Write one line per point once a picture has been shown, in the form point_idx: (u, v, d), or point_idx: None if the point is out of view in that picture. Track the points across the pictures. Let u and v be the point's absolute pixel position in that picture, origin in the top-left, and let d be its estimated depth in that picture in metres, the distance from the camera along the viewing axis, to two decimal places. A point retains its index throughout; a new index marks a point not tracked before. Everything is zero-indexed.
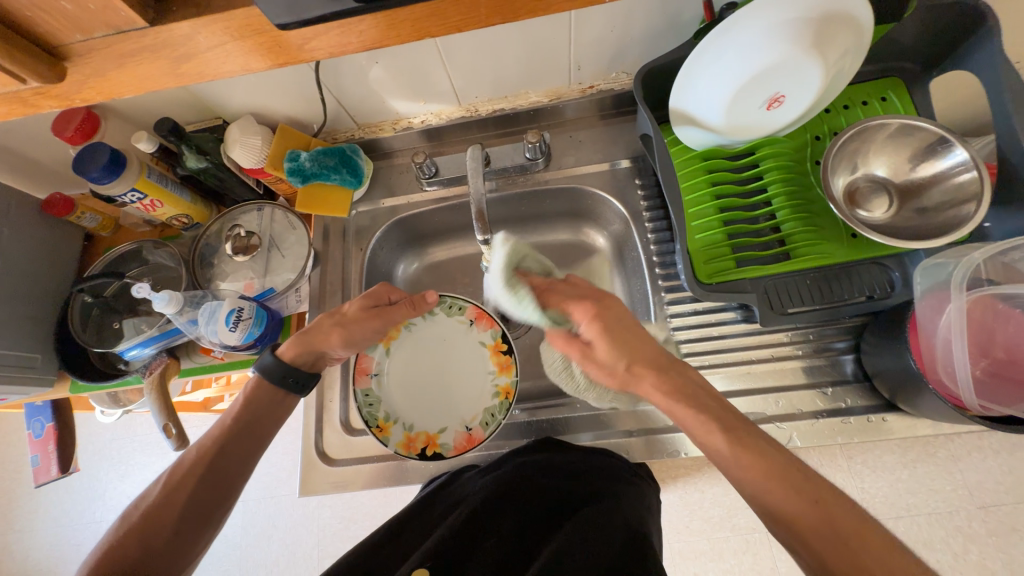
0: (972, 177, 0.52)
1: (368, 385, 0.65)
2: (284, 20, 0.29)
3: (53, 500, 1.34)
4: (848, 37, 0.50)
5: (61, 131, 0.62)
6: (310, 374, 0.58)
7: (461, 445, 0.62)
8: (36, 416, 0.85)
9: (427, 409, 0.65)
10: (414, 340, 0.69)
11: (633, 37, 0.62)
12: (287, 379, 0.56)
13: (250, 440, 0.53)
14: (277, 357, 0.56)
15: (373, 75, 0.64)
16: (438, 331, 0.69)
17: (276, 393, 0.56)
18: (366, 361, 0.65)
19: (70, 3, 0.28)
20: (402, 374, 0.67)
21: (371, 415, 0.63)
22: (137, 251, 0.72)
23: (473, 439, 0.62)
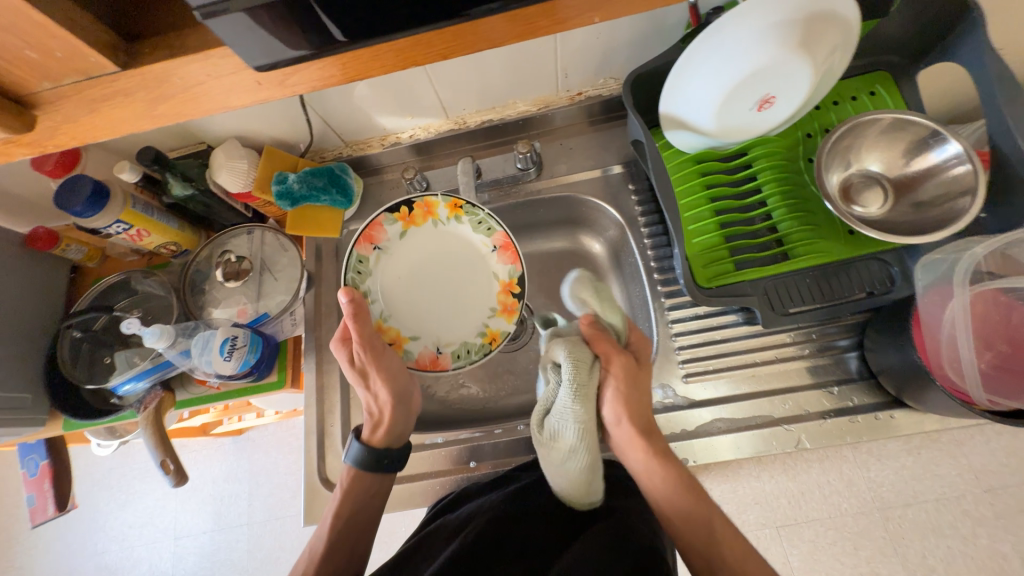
0: (967, 169, 0.51)
1: (449, 356, 0.65)
2: (260, 62, 0.28)
3: (52, 535, 1.31)
4: (836, 35, 0.50)
5: (40, 166, 0.60)
6: (400, 449, 0.59)
7: (512, 258, 0.65)
8: (30, 455, 0.83)
9: (465, 285, 0.67)
10: (398, 304, 0.66)
11: (619, 42, 0.61)
12: (382, 463, 0.57)
13: (365, 513, 0.57)
14: (365, 446, 0.57)
15: (358, 93, 0.63)
16: (389, 285, 0.66)
17: (374, 479, 0.57)
18: (423, 358, 0.64)
19: (35, 52, 0.27)
20: (435, 324, 0.66)
21: (478, 347, 0.65)
22: (125, 282, 0.71)
23: (504, 242, 0.65)
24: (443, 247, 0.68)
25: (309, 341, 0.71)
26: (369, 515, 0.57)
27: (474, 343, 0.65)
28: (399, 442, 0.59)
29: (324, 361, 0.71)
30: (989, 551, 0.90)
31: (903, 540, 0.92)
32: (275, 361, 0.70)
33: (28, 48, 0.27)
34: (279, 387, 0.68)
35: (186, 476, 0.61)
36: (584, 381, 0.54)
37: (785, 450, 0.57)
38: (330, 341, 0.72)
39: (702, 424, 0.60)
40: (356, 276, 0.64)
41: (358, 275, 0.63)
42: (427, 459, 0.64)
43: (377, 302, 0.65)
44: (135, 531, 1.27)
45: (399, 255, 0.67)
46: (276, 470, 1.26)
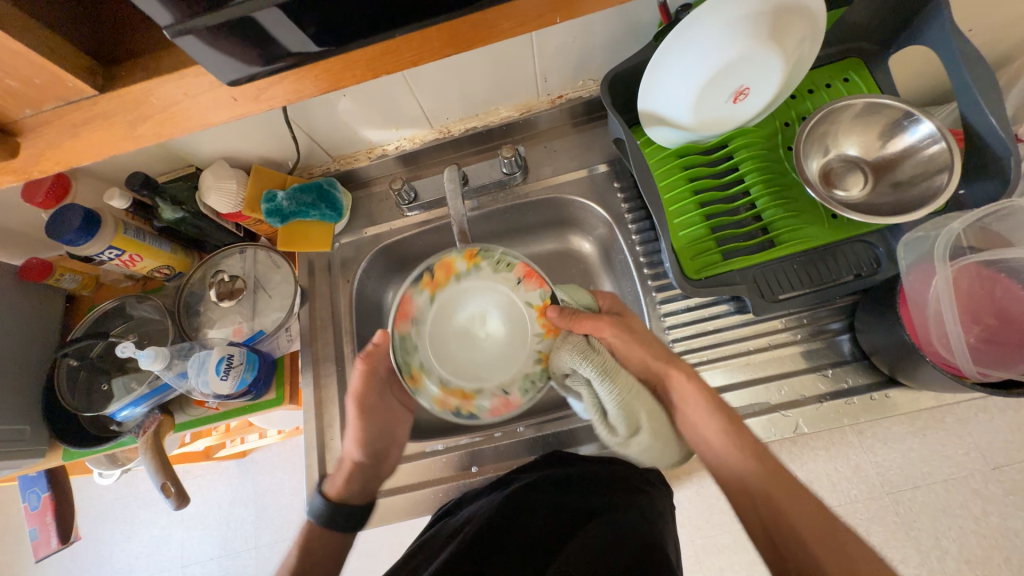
0: (941, 148, 0.53)
1: (519, 395, 0.54)
2: (233, 77, 0.29)
3: (58, 569, 1.30)
4: (803, 25, 0.51)
5: (31, 197, 0.61)
6: (359, 504, 0.57)
7: (539, 282, 0.56)
8: (32, 488, 0.82)
9: (507, 323, 0.57)
10: (452, 369, 0.55)
11: (595, 43, 0.63)
12: (337, 517, 0.56)
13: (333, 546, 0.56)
14: (325, 496, 0.57)
15: (341, 108, 0.64)
16: (435, 353, 0.56)
17: (334, 536, 0.57)
18: (499, 407, 0.53)
19: (15, 80, 0.28)
20: (493, 374, 0.55)
21: (540, 375, 0.55)
22: (119, 307, 0.71)
23: (526, 269, 0.57)
24: (474, 299, 0.58)
25: (306, 356, 0.72)
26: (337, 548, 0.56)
27: (537, 376, 0.55)
28: (358, 499, 0.57)
29: (321, 375, 0.71)
30: (1002, 530, 0.90)
31: (915, 523, 0.92)
32: (273, 378, 0.70)
33: (8, 77, 0.27)
34: (276, 404, 0.68)
35: (188, 498, 0.61)
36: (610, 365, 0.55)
37: (784, 436, 0.57)
38: (327, 355, 0.72)
39: None
40: (404, 361, 0.54)
41: (402, 355, 0.54)
42: (429, 467, 0.64)
43: (427, 372, 0.54)
44: (141, 560, 1.26)
45: (436, 322, 0.57)
46: (282, 491, 1.25)
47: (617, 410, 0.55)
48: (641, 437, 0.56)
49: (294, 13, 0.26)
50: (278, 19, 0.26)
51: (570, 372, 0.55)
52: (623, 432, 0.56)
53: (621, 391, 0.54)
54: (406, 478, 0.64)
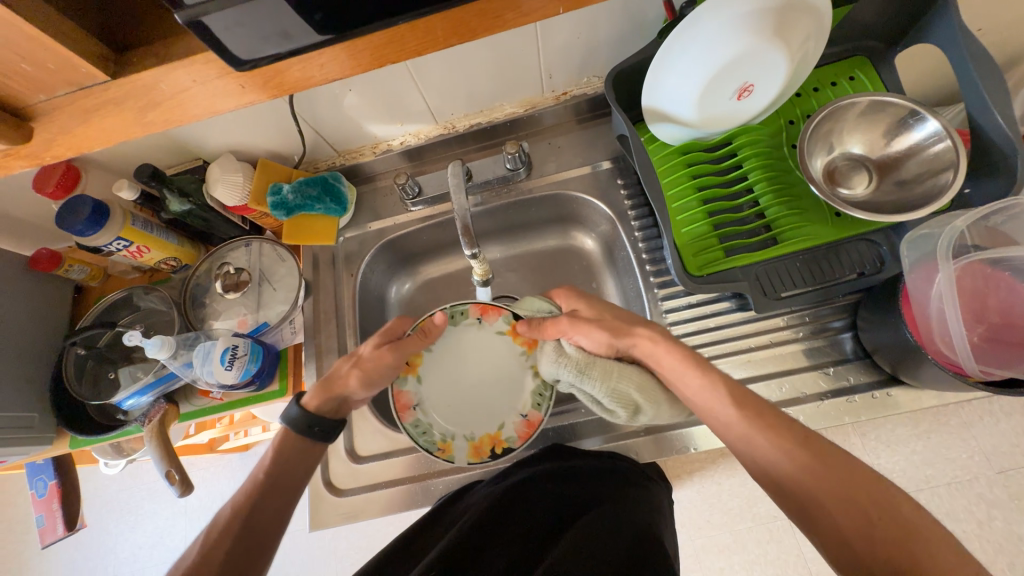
0: (946, 146, 0.52)
1: (534, 410, 0.62)
2: (240, 60, 0.29)
3: (64, 558, 1.31)
4: (808, 22, 0.51)
5: (41, 187, 0.62)
6: (337, 420, 0.56)
7: (496, 311, 0.65)
8: (39, 475, 0.83)
9: (486, 356, 0.65)
10: (471, 424, 0.62)
11: (600, 40, 0.63)
12: (313, 429, 0.55)
13: (283, 498, 0.52)
14: (302, 407, 0.56)
15: (347, 102, 0.64)
16: (449, 418, 0.63)
17: (301, 446, 0.55)
18: (524, 425, 0.61)
19: (29, 64, 0.28)
20: (501, 407, 0.63)
21: (540, 384, 0.63)
22: (127, 298, 0.72)
23: (484, 308, 0.65)
24: (449, 358, 0.65)
25: (309, 348, 0.72)
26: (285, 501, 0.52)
27: (537, 387, 0.63)
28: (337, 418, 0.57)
29: (324, 368, 0.72)
30: (1006, 534, 0.89)
31: None
32: (276, 370, 0.70)
33: (22, 61, 0.28)
34: (280, 395, 0.68)
35: (192, 486, 0.61)
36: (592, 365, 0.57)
37: None
38: (330, 347, 0.73)
39: None
40: (426, 439, 0.61)
41: (425, 434, 0.61)
42: (430, 460, 0.64)
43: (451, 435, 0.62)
44: (145, 551, 1.27)
45: (434, 398, 0.64)
46: None
47: (608, 397, 0.56)
48: (644, 413, 0.56)
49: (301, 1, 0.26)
50: (286, 6, 0.26)
51: (558, 379, 0.60)
52: (624, 413, 0.56)
53: (605, 379, 0.56)
54: (408, 470, 0.64)
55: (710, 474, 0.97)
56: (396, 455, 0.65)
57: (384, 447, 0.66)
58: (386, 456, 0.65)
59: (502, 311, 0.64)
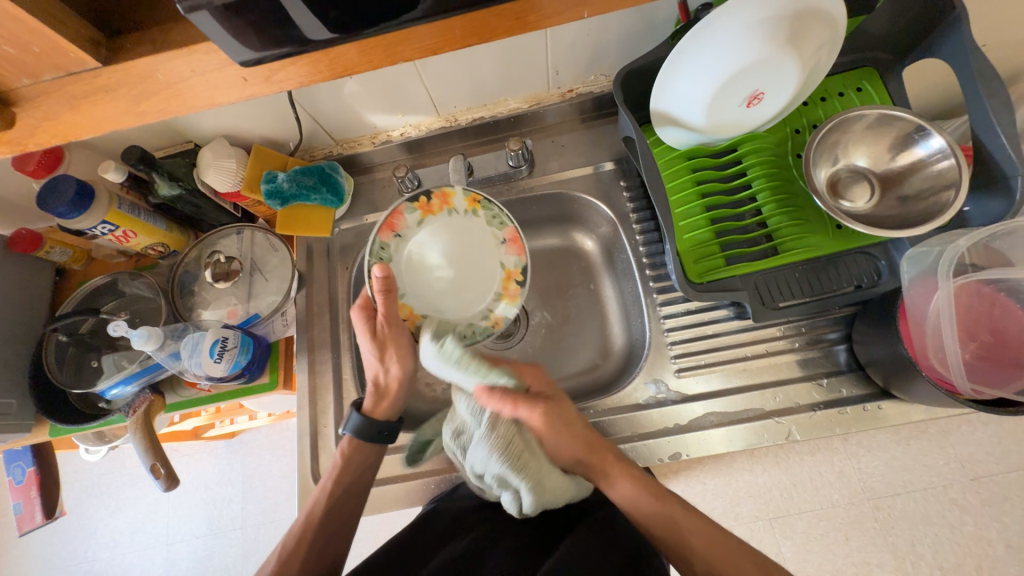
0: (950, 164, 0.52)
1: (506, 226, 0.66)
2: (244, 58, 0.28)
3: (42, 541, 1.29)
4: (822, 31, 0.50)
5: (21, 166, 0.59)
6: (397, 420, 0.60)
7: (400, 215, 0.66)
8: (16, 462, 0.81)
9: (435, 246, 0.66)
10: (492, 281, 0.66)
11: (609, 38, 0.62)
12: (382, 433, 0.58)
13: (350, 510, 0.57)
14: (364, 415, 0.58)
15: (347, 90, 0.62)
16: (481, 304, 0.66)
17: (370, 451, 0.58)
18: (512, 240, 0.65)
19: (12, 47, 0.26)
20: (480, 245, 0.67)
21: (488, 211, 0.66)
22: (111, 284, 0.69)
23: (394, 225, 0.66)
24: (424, 285, 0.66)
25: (301, 341, 0.71)
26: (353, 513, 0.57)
27: (490, 210, 0.66)
28: (397, 418, 0.60)
29: (317, 362, 0.70)
30: (975, 538, 0.92)
31: (893, 529, 0.94)
32: (267, 362, 0.69)
33: (5, 43, 0.26)
34: (269, 389, 0.67)
35: (177, 480, 0.60)
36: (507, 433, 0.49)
37: (776, 443, 0.58)
38: (323, 341, 0.71)
39: (694, 418, 0.60)
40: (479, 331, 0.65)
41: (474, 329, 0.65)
42: (422, 458, 0.64)
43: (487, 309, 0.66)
44: (126, 536, 1.26)
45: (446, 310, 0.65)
46: (270, 473, 1.25)
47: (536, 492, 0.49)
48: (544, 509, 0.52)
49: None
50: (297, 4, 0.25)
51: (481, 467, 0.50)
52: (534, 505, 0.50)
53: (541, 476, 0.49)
54: (399, 468, 0.64)
55: (697, 475, 0.98)
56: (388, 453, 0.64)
57: None
58: None
59: (401, 208, 0.66)
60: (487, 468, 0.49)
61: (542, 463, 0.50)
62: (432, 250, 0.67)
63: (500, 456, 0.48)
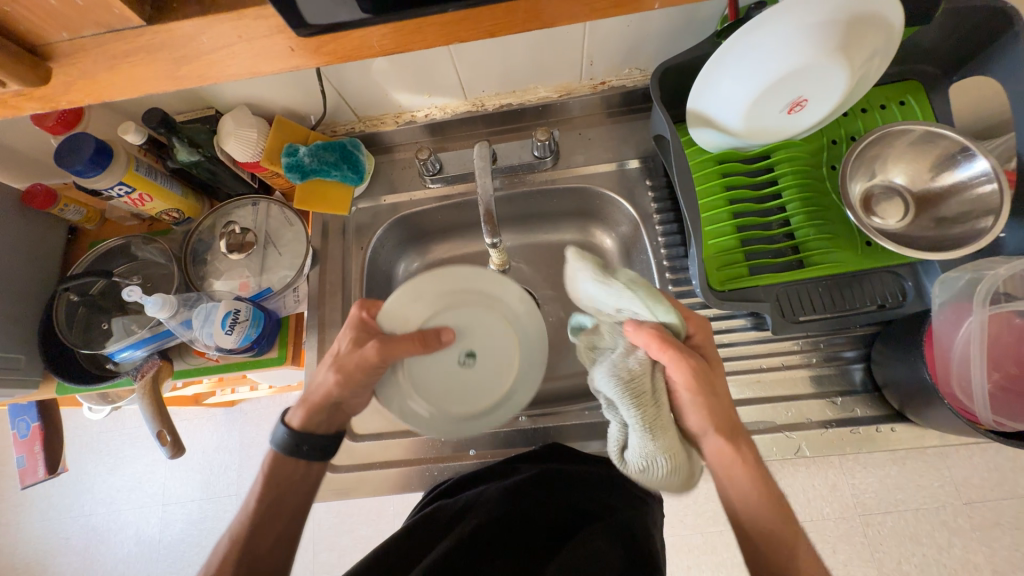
0: (993, 189, 0.51)
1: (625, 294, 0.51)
2: (305, 22, 0.28)
3: (40, 492, 1.32)
4: (877, 38, 0.48)
5: (40, 120, 0.58)
6: (327, 439, 0.56)
7: (439, 393, 0.57)
8: (21, 415, 0.81)
9: (449, 385, 0.57)
10: (449, 405, 0.57)
11: (649, 32, 0.60)
12: (301, 447, 0.54)
13: (284, 520, 0.52)
14: (290, 428, 0.55)
15: (375, 66, 0.61)
16: (496, 326, 0.60)
17: (298, 467, 0.55)
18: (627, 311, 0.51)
19: None
20: (491, 376, 0.58)
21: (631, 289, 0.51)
22: (124, 247, 0.69)
23: (440, 383, 0.57)
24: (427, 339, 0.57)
25: (312, 319, 0.70)
26: (292, 521, 0.53)
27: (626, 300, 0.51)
28: (328, 435, 0.56)
29: (326, 341, 0.70)
30: (962, 561, 0.92)
31: (880, 545, 0.94)
32: (276, 338, 0.68)
33: None
34: (278, 364, 0.67)
35: (182, 448, 0.60)
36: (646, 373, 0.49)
37: (784, 457, 0.57)
38: (334, 321, 0.71)
39: None
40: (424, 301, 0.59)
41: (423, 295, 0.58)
42: (426, 445, 0.64)
43: (469, 356, 0.58)
44: (122, 495, 1.27)
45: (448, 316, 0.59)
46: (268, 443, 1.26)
47: (636, 453, 0.48)
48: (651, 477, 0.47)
49: None
50: None
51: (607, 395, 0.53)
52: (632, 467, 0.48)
53: (647, 434, 0.47)
54: (402, 453, 0.64)
55: None
56: (392, 438, 0.65)
57: (380, 428, 0.66)
58: (382, 438, 0.65)
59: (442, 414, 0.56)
60: (603, 388, 0.51)
61: (659, 417, 0.48)
62: (450, 379, 0.58)
63: (611, 379, 0.49)
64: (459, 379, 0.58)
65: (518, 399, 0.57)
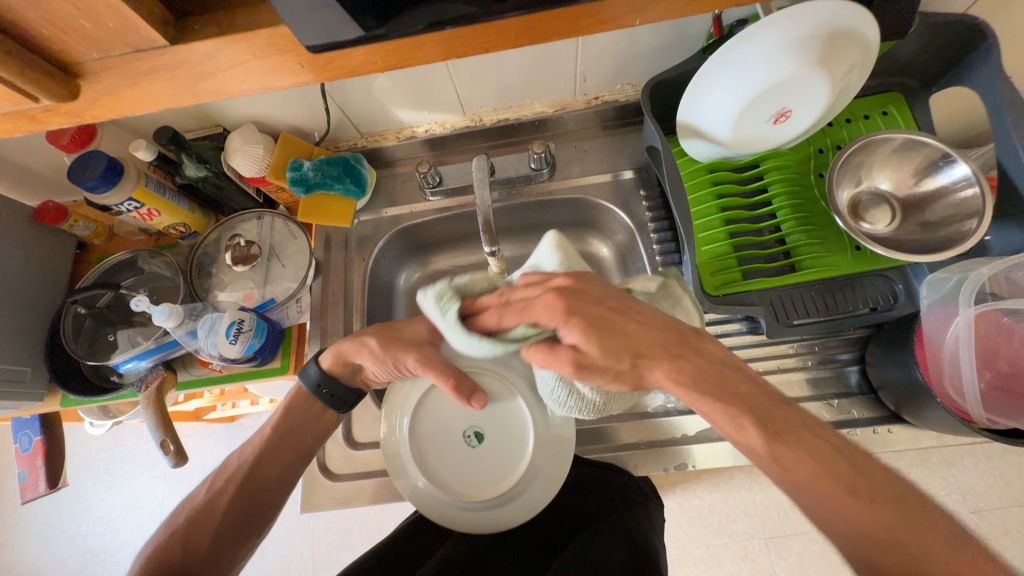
0: (975, 193, 0.52)
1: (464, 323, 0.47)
2: (311, 43, 0.30)
3: (37, 512, 1.30)
4: (855, 52, 0.51)
5: (55, 138, 0.60)
6: (347, 390, 0.58)
7: (444, 477, 0.57)
8: (24, 430, 0.82)
9: (457, 470, 0.57)
10: (456, 490, 0.56)
11: (640, 49, 0.62)
12: (322, 390, 0.57)
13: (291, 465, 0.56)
14: (320, 369, 0.57)
15: (377, 84, 0.63)
16: (510, 413, 0.59)
17: (313, 409, 0.59)
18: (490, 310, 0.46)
19: (88, 22, 0.28)
20: (501, 467, 0.57)
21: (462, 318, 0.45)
22: (131, 260, 0.71)
23: (447, 463, 0.57)
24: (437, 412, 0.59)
25: (314, 329, 0.71)
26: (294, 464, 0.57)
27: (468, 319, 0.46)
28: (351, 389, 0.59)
29: None
30: None
31: None
32: (279, 348, 0.69)
33: (82, 18, 0.28)
34: (280, 374, 0.68)
35: (185, 458, 0.61)
36: (668, 301, 0.51)
37: None
38: (335, 331, 0.72)
39: (703, 430, 0.60)
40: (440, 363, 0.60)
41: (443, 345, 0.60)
42: None
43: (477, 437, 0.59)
44: (120, 513, 1.26)
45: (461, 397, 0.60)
46: None
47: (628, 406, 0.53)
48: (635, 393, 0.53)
49: None
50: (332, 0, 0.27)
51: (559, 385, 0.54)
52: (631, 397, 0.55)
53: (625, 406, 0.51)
54: None
55: (694, 488, 0.98)
56: None
57: None
58: None
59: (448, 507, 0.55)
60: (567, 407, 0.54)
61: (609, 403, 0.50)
62: (458, 461, 0.58)
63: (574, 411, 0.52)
64: (469, 457, 0.58)
65: (530, 500, 0.55)
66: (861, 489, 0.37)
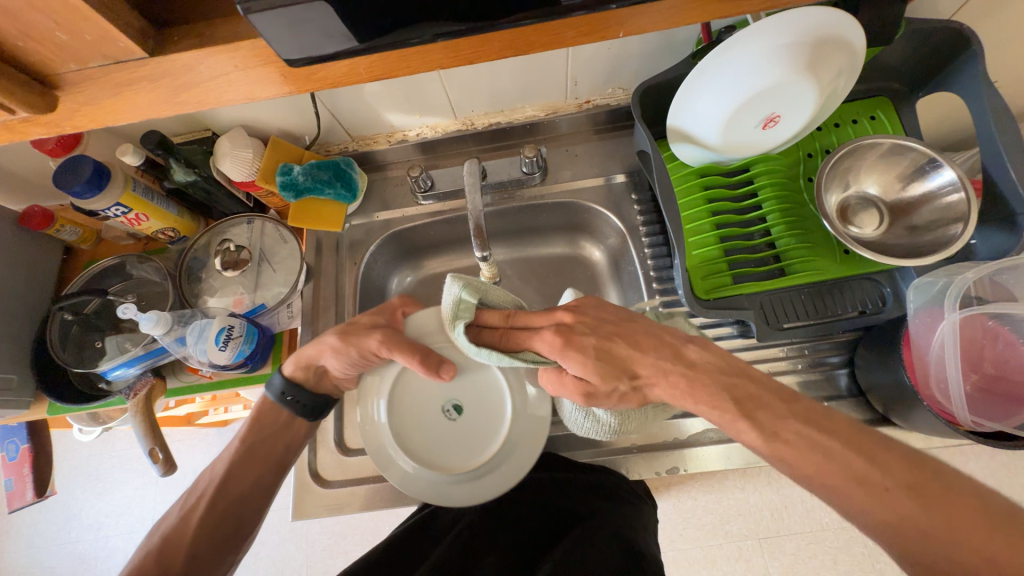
0: (959, 198, 0.53)
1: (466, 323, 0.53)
2: (291, 57, 0.30)
3: (26, 520, 1.28)
4: (841, 59, 0.51)
5: (40, 144, 0.60)
6: (314, 395, 0.58)
7: (425, 450, 0.58)
8: (10, 438, 0.80)
9: (436, 444, 0.58)
10: (437, 464, 0.57)
11: (630, 54, 0.62)
12: (287, 397, 0.57)
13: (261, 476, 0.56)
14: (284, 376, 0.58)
15: (367, 89, 0.63)
16: (486, 384, 0.60)
17: (281, 416, 0.59)
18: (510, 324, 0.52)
19: (65, 34, 0.28)
20: (482, 440, 0.58)
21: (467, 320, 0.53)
22: (119, 266, 0.70)
23: (424, 438, 0.58)
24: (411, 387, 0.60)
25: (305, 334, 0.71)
26: (265, 473, 0.56)
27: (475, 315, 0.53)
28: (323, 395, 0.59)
29: None
30: None
31: (881, 555, 0.94)
32: (269, 354, 0.69)
33: (60, 30, 0.28)
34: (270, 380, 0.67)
35: (175, 466, 0.60)
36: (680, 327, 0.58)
37: None
38: None
39: (694, 434, 0.60)
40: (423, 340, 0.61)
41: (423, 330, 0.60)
42: None
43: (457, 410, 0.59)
44: (111, 520, 1.25)
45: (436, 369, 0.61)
46: None
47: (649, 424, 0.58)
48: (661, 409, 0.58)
49: (344, 12, 0.27)
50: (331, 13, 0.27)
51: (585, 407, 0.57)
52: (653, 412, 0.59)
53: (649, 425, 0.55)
54: None
55: (688, 490, 0.99)
56: None
57: None
58: None
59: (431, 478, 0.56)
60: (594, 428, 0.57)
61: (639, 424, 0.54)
62: (436, 433, 0.59)
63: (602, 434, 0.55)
64: (450, 430, 0.59)
65: (512, 470, 0.56)
66: (872, 480, 0.37)
